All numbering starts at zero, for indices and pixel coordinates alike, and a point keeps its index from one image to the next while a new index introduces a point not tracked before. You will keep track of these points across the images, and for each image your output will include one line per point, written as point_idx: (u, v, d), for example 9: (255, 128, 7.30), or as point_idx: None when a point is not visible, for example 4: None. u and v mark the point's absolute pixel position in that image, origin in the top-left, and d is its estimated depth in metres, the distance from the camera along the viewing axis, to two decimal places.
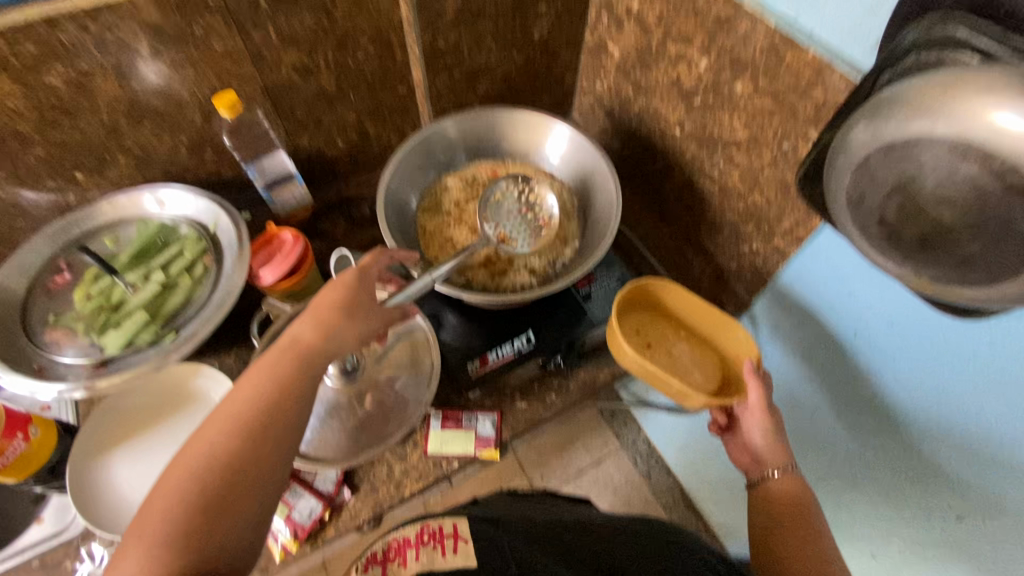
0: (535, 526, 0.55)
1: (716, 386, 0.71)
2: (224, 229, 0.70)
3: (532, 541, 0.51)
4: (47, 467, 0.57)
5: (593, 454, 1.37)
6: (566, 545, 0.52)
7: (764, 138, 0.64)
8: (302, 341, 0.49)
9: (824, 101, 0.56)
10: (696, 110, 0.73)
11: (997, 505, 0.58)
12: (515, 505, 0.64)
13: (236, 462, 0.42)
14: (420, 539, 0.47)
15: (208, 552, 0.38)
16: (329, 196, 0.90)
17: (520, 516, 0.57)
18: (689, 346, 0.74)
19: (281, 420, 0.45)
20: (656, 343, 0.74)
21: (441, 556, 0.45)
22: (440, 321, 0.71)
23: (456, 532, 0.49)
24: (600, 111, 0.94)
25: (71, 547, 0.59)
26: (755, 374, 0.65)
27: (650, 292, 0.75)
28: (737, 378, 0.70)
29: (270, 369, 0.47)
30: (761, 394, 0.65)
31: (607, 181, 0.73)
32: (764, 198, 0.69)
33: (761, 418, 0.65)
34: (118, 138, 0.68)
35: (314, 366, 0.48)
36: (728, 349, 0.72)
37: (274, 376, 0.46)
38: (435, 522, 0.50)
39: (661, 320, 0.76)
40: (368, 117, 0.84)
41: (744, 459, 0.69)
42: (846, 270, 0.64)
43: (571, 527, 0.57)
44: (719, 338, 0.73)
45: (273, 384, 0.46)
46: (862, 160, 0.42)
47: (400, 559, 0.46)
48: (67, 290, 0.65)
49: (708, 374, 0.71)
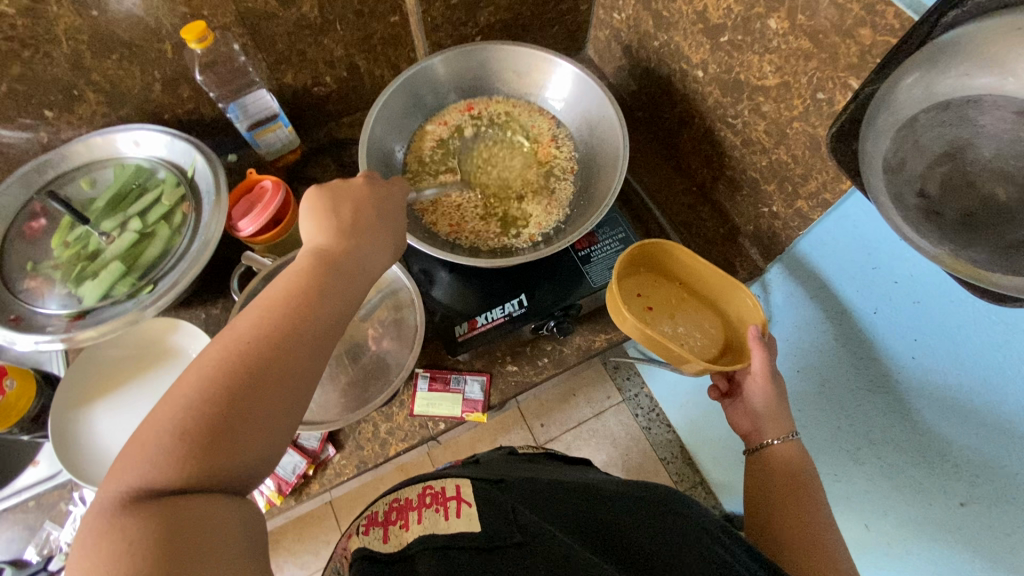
0: (539, 485, 0.53)
1: (718, 352, 0.67)
2: (203, 174, 0.66)
3: (535, 504, 0.49)
4: (28, 416, 0.56)
5: (594, 406, 1.37)
6: (573, 512, 0.50)
7: (797, 85, 0.56)
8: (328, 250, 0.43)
9: (872, 43, 0.47)
10: (722, 50, 0.64)
11: (1004, 495, 0.54)
12: (517, 468, 0.62)
13: (260, 365, 0.36)
14: (422, 501, 0.46)
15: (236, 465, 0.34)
16: (320, 139, 0.85)
17: (522, 477, 0.54)
18: (692, 311, 0.70)
19: (314, 330, 0.39)
20: (659, 306, 0.70)
21: (444, 520, 0.44)
22: (431, 279, 0.69)
23: (459, 495, 0.47)
24: (617, 47, 0.84)
25: (66, 490, 0.61)
26: (759, 342, 0.61)
27: (654, 254, 0.69)
28: (740, 345, 0.66)
29: (307, 273, 0.41)
30: (763, 360, 0.61)
31: (614, 129, 0.67)
32: (790, 156, 0.61)
33: (762, 384, 0.62)
34: (86, 73, 0.63)
35: (343, 278, 0.42)
36: (735, 314, 0.67)
37: (312, 280, 0.41)
38: (437, 483, 0.49)
39: (666, 282, 0.72)
40: (358, 51, 0.76)
41: (744, 425, 0.65)
42: (876, 240, 0.57)
43: (577, 489, 0.54)
44: (725, 302, 0.68)
45: (307, 288, 0.40)
46: (909, 120, 0.39)
47: (402, 520, 0.45)
48: (44, 238, 0.63)
49: (710, 338, 0.68)
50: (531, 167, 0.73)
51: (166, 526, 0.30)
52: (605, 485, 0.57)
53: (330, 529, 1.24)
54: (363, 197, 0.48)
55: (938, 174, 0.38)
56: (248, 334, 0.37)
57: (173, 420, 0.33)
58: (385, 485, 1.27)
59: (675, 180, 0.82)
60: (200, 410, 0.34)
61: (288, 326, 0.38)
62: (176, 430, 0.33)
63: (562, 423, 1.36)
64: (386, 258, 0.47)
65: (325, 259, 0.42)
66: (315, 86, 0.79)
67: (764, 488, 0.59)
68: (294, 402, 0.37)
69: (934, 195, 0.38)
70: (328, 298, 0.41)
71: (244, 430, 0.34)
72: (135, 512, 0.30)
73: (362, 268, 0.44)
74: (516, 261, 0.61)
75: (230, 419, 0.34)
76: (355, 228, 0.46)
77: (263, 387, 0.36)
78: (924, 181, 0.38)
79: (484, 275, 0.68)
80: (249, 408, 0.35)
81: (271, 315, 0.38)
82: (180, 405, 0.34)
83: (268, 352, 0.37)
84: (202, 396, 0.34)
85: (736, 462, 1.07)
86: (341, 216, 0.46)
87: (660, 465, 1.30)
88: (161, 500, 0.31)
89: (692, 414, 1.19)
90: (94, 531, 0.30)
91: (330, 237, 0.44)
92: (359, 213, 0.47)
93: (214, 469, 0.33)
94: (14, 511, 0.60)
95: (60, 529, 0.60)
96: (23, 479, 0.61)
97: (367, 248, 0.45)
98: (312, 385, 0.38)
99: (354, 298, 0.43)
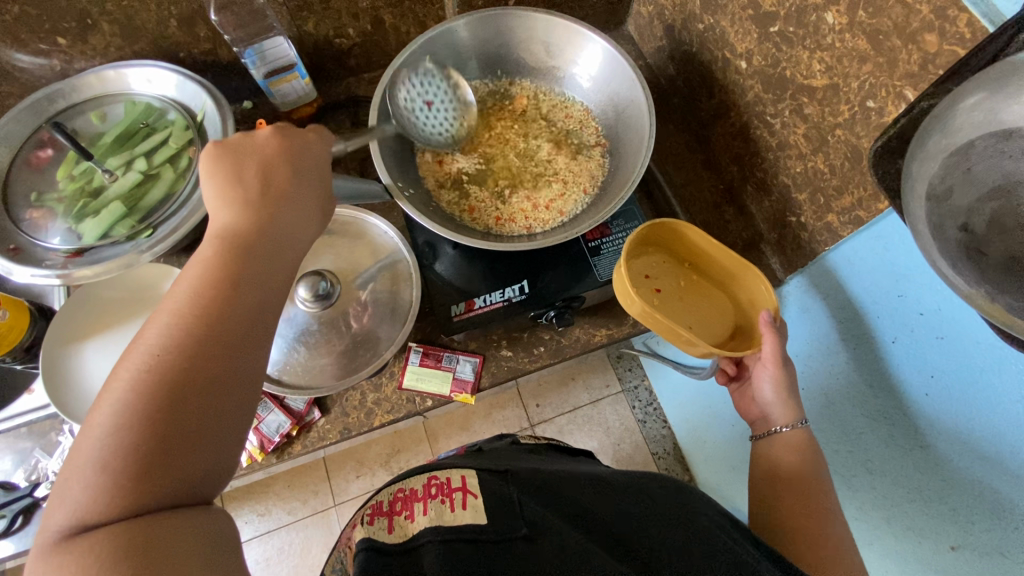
0: (546, 477, 0.52)
1: (727, 337, 0.64)
2: (212, 119, 0.64)
3: (541, 495, 0.48)
4: (21, 347, 0.59)
5: (592, 393, 1.36)
6: (579, 504, 0.49)
7: (846, 90, 0.52)
8: (225, 240, 0.41)
9: (937, 52, 0.43)
10: (770, 41, 0.59)
11: (998, 547, 0.51)
12: (519, 458, 0.61)
13: (179, 375, 0.35)
14: (428, 492, 0.46)
15: (179, 479, 0.33)
16: (338, 94, 0.82)
17: (527, 467, 0.54)
18: (702, 295, 0.66)
19: (226, 326, 0.37)
20: (669, 290, 0.66)
21: (451, 511, 0.44)
22: (435, 252, 0.66)
23: (465, 486, 0.46)
24: (659, 25, 0.78)
25: (56, 421, 0.62)
26: (770, 328, 0.58)
27: (667, 233, 0.65)
28: (751, 329, 0.63)
29: (209, 270, 0.39)
30: (775, 346, 0.58)
31: (641, 116, 0.63)
32: (828, 165, 0.57)
33: (772, 369, 0.59)
34: (100, 3, 0.60)
35: (252, 265, 0.40)
36: (746, 297, 0.64)
37: (216, 275, 0.38)
38: (443, 474, 0.49)
39: (675, 265, 0.68)
40: (384, 4, 0.72)
41: (752, 412, 0.64)
42: (906, 267, 0.53)
43: (582, 482, 0.53)
44: (736, 286, 0.65)
45: (210, 287, 0.38)
46: (964, 146, 0.35)
47: (407, 511, 0.44)
48: (49, 169, 0.62)
49: (719, 323, 0.65)
50: (570, 147, 0.70)
51: (108, 548, 0.29)
52: (605, 478, 0.56)
53: (319, 480, 1.27)
54: (269, 154, 0.45)
55: (988, 209, 0.34)
56: (153, 348, 0.35)
57: (91, 453, 0.32)
58: (376, 445, 1.29)
59: (702, 175, 0.77)
60: (120, 435, 0.33)
61: (197, 330, 0.36)
62: (98, 463, 0.32)
63: (558, 405, 1.35)
64: (306, 231, 0.45)
65: (226, 248, 0.40)
66: (337, 38, 0.75)
67: (770, 488, 0.58)
68: (222, 401, 0.36)
69: (978, 230, 0.35)
70: (243, 290, 0.39)
71: (172, 441, 0.33)
72: (74, 549, 0.30)
73: (279, 246, 0.42)
74: (519, 246, 0.59)
75: (155, 436, 0.33)
76: (260, 202, 0.43)
77: (179, 399, 0.34)
78: (970, 216, 0.35)
79: (488, 255, 0.66)
80: (176, 420, 0.34)
81: (172, 325, 0.36)
82: (97, 439, 0.33)
83: (177, 360, 0.35)
84: (118, 422, 0.33)
85: (728, 467, 1.05)
86: (244, 187, 0.43)
87: (650, 459, 1.29)
88: (101, 527, 0.30)
89: (690, 414, 1.17)
90: (35, 574, 0.29)
91: (230, 222, 0.41)
92: (267, 176, 0.44)
93: (151, 487, 0.32)
94: (5, 436, 0.62)
95: (48, 457, 0.61)
96: (17, 406, 0.62)
97: (277, 225, 0.42)
98: (236, 379, 0.37)
99: (266, 284, 0.41)
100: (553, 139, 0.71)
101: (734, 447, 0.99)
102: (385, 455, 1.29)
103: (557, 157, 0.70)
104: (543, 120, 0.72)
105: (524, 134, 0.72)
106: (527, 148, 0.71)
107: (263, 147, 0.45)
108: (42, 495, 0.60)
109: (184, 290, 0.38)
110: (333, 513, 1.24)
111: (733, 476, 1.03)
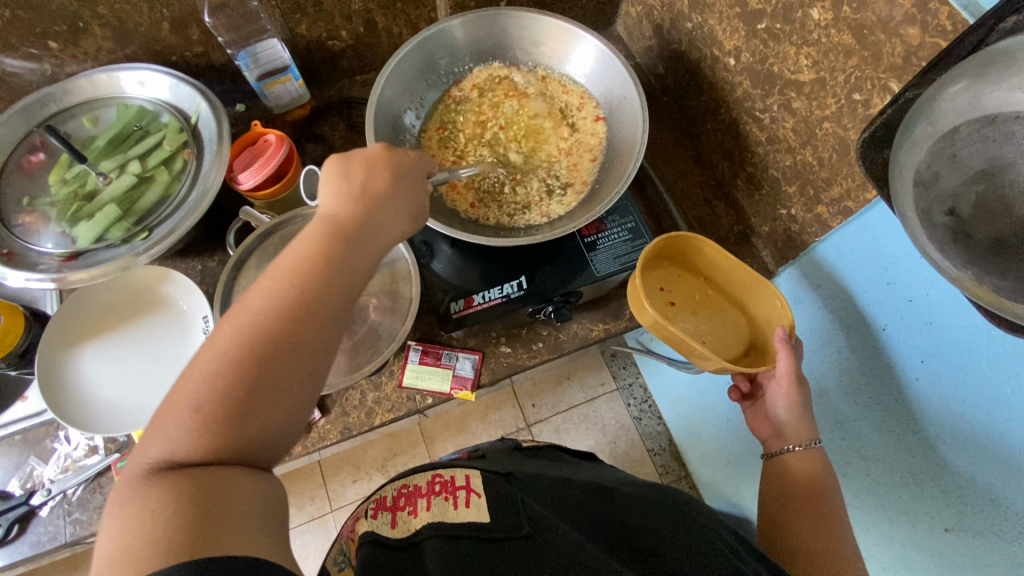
0: (547, 481, 0.53)
1: (740, 352, 0.65)
2: (207, 121, 0.64)
3: (545, 499, 0.49)
4: (16, 353, 0.58)
5: (587, 391, 1.37)
6: (579, 506, 0.50)
7: (833, 83, 0.53)
8: (332, 222, 0.42)
9: (919, 45, 0.44)
10: (757, 38, 0.61)
11: (992, 526, 0.52)
12: (524, 462, 0.61)
13: (273, 344, 0.36)
14: (432, 489, 0.47)
15: (252, 440, 0.35)
16: (331, 96, 0.82)
17: (530, 471, 0.55)
18: (715, 309, 0.68)
19: (320, 304, 0.39)
20: (681, 302, 0.68)
21: (453, 509, 0.44)
22: (432, 250, 0.67)
23: (469, 485, 0.47)
24: (648, 25, 0.80)
25: (52, 428, 0.62)
26: (785, 345, 0.58)
27: (681, 248, 0.67)
28: (764, 346, 0.64)
29: (311, 246, 0.40)
30: (790, 365, 0.58)
31: (634, 111, 0.64)
32: (816, 157, 0.59)
33: (786, 388, 0.59)
34: (92, 6, 0.60)
35: (348, 251, 0.41)
36: (760, 313, 0.65)
37: (317, 252, 0.40)
38: (447, 473, 0.49)
39: (689, 277, 0.70)
40: (377, 6, 0.72)
41: (763, 430, 0.65)
42: (895, 255, 0.54)
43: (584, 487, 0.54)
44: (751, 302, 0.66)
45: (311, 259, 0.39)
46: (948, 132, 0.36)
47: (411, 507, 0.45)
48: (42, 173, 0.62)
49: (733, 338, 0.66)
50: (567, 139, 0.71)
51: (187, 498, 0.32)
52: (606, 484, 0.57)
53: (316, 486, 1.26)
54: (375, 160, 0.46)
55: (973, 193, 0.35)
56: (256, 309, 0.37)
57: (189, 396, 0.35)
58: (372, 449, 1.29)
59: (693, 172, 0.79)
60: (217, 383, 0.35)
61: (294, 300, 0.38)
62: (192, 407, 0.34)
63: (554, 405, 1.35)
64: (399, 228, 0.46)
65: (331, 232, 0.41)
66: (330, 40, 0.75)
67: (777, 493, 0.60)
68: (306, 371, 0.38)
69: (964, 215, 0.36)
70: (337, 271, 0.40)
71: (253, 403, 0.35)
72: (159, 482, 0.32)
73: (374, 240, 0.43)
74: (516, 242, 0.59)
75: (243, 394, 0.35)
76: (364, 200, 0.44)
77: (274, 363, 0.36)
78: (956, 200, 0.36)
79: (485, 254, 0.66)
80: (262, 384, 0.36)
81: (275, 292, 0.38)
82: (197, 380, 0.35)
83: (274, 327, 0.37)
84: (214, 374, 0.35)
85: (723, 461, 1.06)
86: (352, 181, 0.44)
87: (646, 456, 1.30)
88: (182, 471, 0.33)
89: (685, 410, 1.18)
90: (122, 499, 0.32)
91: (337, 208, 0.43)
92: (371, 179, 0.45)
93: (231, 442, 0.35)
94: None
95: (44, 465, 0.60)
96: (10, 413, 0.61)
97: (375, 219, 0.44)
98: (322, 358, 0.38)
99: (360, 267, 0.42)
100: (551, 133, 0.71)
101: (729, 440, 1.00)
102: (381, 459, 1.28)
103: (555, 151, 0.70)
104: (539, 113, 0.72)
105: (519, 124, 0.72)
106: (516, 137, 0.71)
107: (373, 152, 0.47)
108: (39, 503, 0.58)
109: (290, 258, 0.40)
110: (331, 518, 1.24)
111: (728, 470, 1.04)
